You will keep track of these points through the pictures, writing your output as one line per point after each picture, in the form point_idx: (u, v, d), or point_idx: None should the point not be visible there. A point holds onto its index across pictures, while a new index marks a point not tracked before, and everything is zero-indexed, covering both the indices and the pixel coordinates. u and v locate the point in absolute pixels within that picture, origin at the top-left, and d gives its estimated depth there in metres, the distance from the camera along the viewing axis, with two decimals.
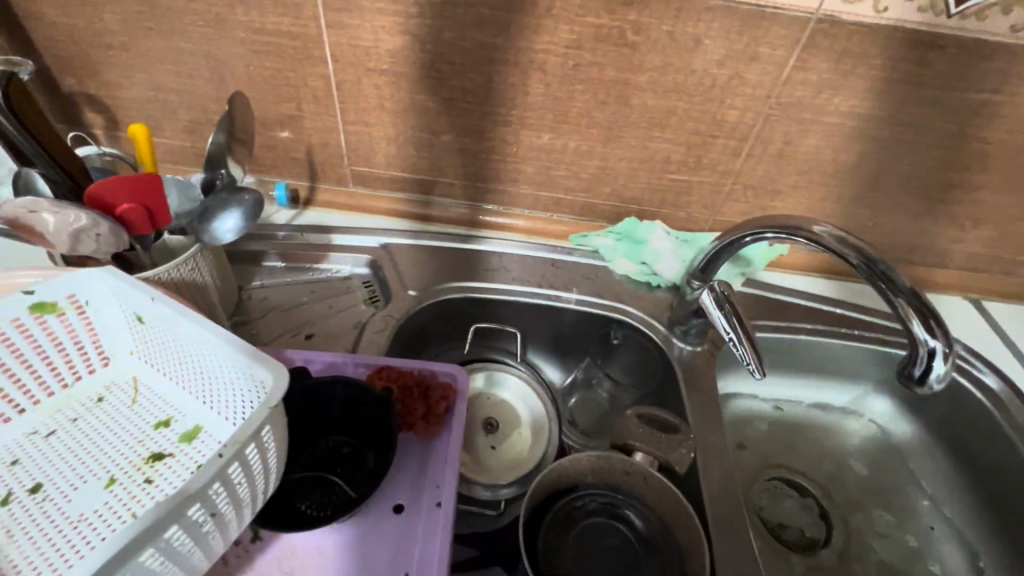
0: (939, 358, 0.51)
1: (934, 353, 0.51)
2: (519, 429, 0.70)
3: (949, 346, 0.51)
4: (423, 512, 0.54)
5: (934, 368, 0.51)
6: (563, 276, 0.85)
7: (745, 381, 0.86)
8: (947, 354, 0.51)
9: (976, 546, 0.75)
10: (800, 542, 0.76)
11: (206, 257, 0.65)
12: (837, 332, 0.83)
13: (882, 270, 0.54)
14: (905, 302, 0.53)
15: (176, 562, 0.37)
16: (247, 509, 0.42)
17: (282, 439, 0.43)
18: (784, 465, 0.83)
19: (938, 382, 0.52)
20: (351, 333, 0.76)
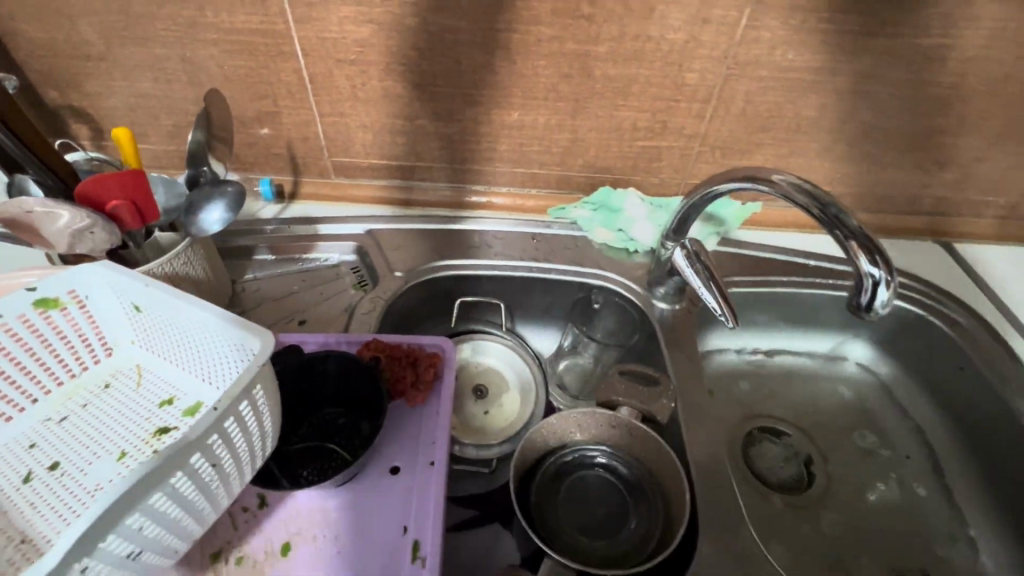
0: (882, 287, 0.54)
1: (877, 282, 0.54)
2: (507, 393, 0.72)
3: (891, 275, 0.53)
4: (419, 470, 0.58)
5: (878, 295, 0.54)
6: (544, 249, 0.88)
7: (726, 337, 0.89)
8: (889, 282, 0.54)
9: (954, 474, 0.79)
10: (785, 483, 0.80)
11: (198, 252, 0.68)
12: (812, 282, 0.85)
13: (832, 210, 0.56)
14: (851, 239, 0.55)
15: (182, 507, 0.41)
16: (244, 463, 0.45)
17: (274, 400, 0.46)
18: (768, 413, 0.86)
19: (883, 308, 0.55)
20: (342, 317, 0.79)
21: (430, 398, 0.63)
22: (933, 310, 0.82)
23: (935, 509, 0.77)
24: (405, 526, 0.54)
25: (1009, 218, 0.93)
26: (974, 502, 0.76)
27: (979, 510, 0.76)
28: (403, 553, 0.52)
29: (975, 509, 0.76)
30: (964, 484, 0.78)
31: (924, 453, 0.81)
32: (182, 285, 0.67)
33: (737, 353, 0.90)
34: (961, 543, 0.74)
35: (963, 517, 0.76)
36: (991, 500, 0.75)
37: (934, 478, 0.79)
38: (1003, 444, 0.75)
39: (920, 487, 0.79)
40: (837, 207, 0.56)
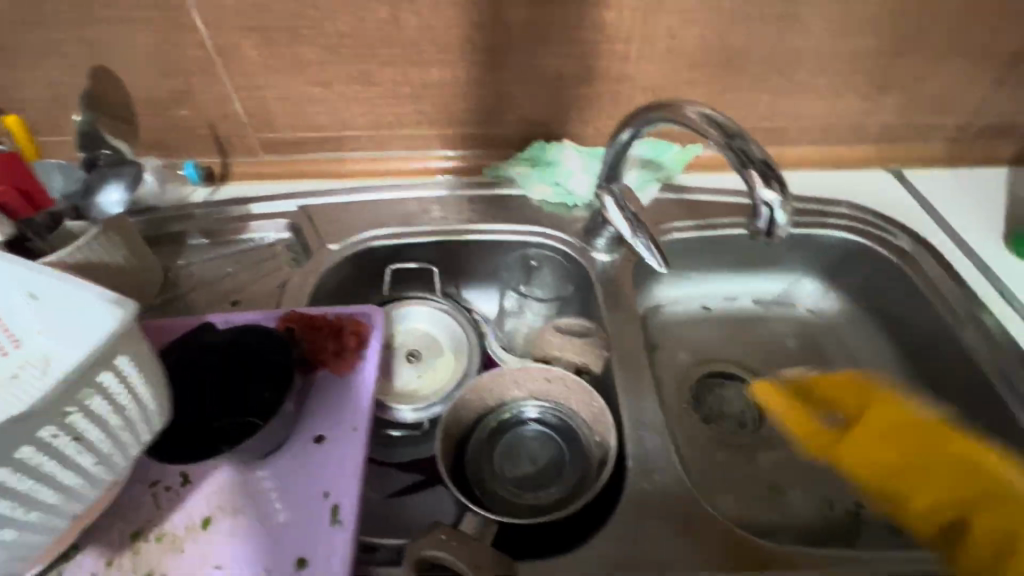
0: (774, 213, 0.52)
1: (774, 206, 0.52)
2: (441, 356, 0.71)
3: (787, 199, 0.52)
4: (341, 437, 0.57)
5: (774, 219, 0.52)
6: (481, 210, 0.86)
7: (671, 285, 0.88)
8: (784, 205, 0.52)
9: None
10: (737, 426, 0.79)
11: (112, 240, 0.67)
12: None
13: (733, 137, 0.54)
14: (751, 169, 0.53)
15: (44, 481, 0.41)
16: (124, 435, 0.46)
17: (152, 375, 0.46)
18: (721, 359, 0.85)
19: (780, 231, 0.53)
20: (275, 294, 0.78)
21: (357, 365, 0.63)
22: (877, 237, 0.81)
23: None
24: (326, 492, 0.54)
25: (961, 139, 0.89)
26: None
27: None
28: (321, 517, 0.52)
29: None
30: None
31: None
32: (99, 272, 0.66)
33: (685, 302, 0.89)
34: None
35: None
36: (938, 427, 0.74)
37: None
38: (945, 368, 0.74)
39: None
40: (742, 137, 0.53)
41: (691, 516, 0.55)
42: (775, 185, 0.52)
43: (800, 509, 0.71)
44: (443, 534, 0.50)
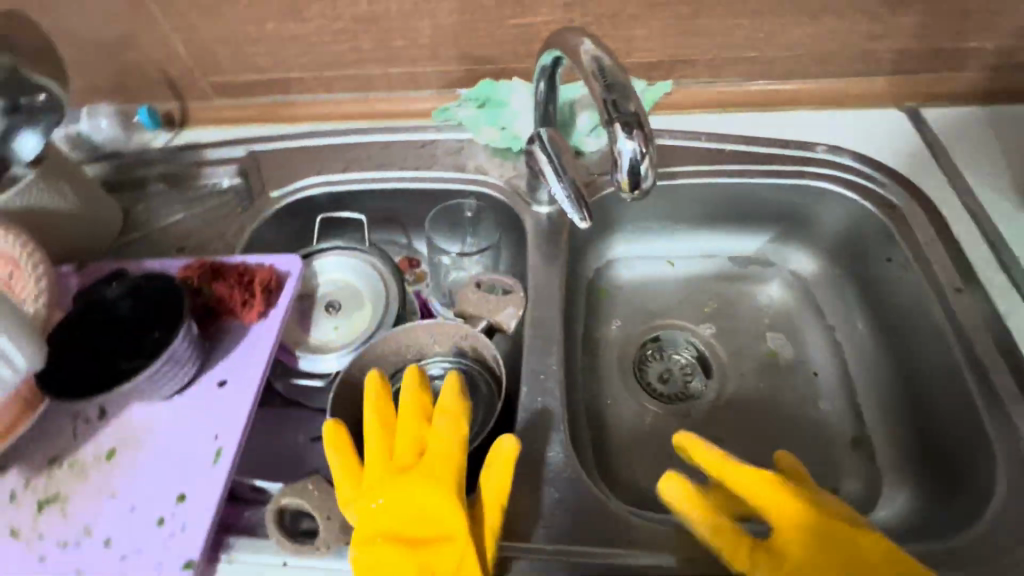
0: (634, 162, 0.47)
1: (633, 157, 0.47)
2: (360, 307, 0.70)
3: (649, 149, 0.46)
4: (241, 384, 0.60)
5: (626, 170, 0.47)
6: (426, 157, 0.82)
7: (631, 241, 0.81)
8: (646, 155, 0.47)
9: (866, 383, 0.70)
10: (677, 392, 0.74)
11: (61, 187, 0.70)
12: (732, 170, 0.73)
13: (609, 77, 0.49)
14: (615, 119, 0.47)
15: None
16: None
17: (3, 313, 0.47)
18: (676, 322, 0.79)
19: (639, 185, 0.48)
20: (220, 238, 0.78)
21: (264, 314, 0.64)
22: (866, 191, 0.70)
23: (836, 417, 0.69)
24: (216, 434, 0.56)
25: (1001, 69, 0.73)
26: (881, 408, 0.68)
27: (884, 416, 0.67)
28: (206, 456, 0.55)
29: (880, 415, 0.68)
30: (873, 390, 0.69)
31: (840, 362, 0.72)
32: (49, 219, 0.70)
33: (646, 261, 0.81)
34: (857, 449, 0.67)
35: (866, 425, 0.68)
36: (900, 404, 0.66)
37: (846, 389, 0.70)
38: (913, 342, 0.65)
39: (825, 394, 0.71)
40: (619, 87, 0.48)
41: (566, 479, 0.53)
42: (638, 133, 0.47)
43: None
44: (309, 485, 0.50)
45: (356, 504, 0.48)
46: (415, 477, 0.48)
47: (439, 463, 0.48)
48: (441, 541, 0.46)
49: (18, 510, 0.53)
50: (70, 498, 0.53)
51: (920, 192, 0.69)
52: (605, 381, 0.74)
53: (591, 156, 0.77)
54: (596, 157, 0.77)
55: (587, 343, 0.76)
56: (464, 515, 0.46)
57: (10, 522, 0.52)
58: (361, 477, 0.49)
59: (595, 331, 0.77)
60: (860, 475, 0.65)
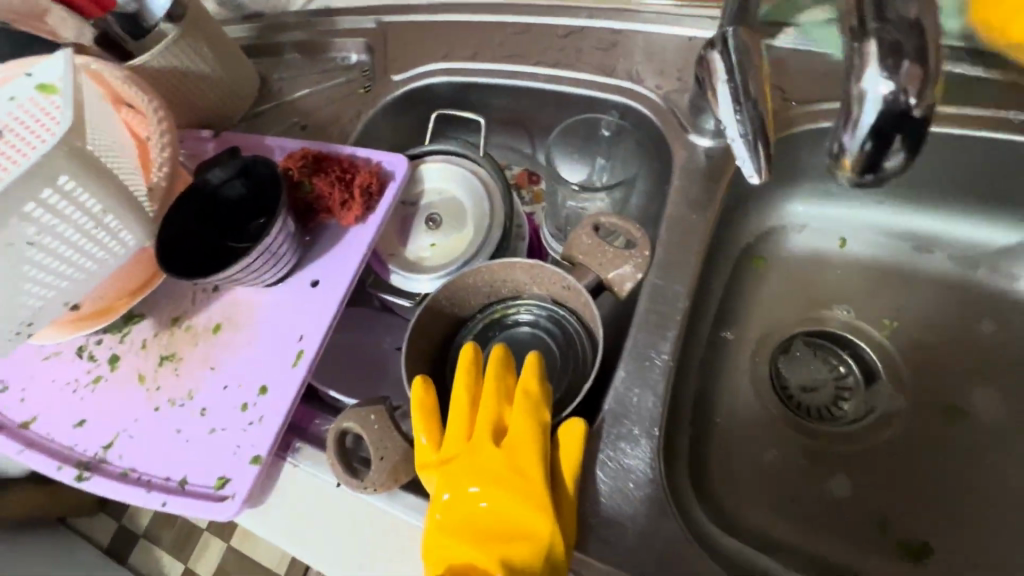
0: (881, 125, 0.31)
1: (896, 104, 0.30)
2: (458, 227, 0.63)
3: (921, 100, 0.30)
4: (332, 290, 0.58)
5: (859, 134, 0.31)
6: (568, 49, 0.66)
7: (816, 199, 0.62)
8: (914, 110, 0.30)
9: None
10: (821, 407, 0.59)
11: (202, 52, 0.68)
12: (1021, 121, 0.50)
13: None
14: (871, 33, 0.31)
15: (37, 267, 0.48)
16: (103, 240, 0.52)
17: (100, 184, 0.49)
18: (846, 317, 0.61)
19: (885, 159, 0.32)
20: (338, 121, 0.74)
21: (362, 218, 0.60)
22: None
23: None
24: (301, 335, 0.56)
25: None
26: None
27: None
28: (290, 354, 0.55)
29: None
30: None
31: None
32: (187, 81, 0.69)
33: (827, 230, 0.62)
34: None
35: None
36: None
37: None
38: None
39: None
40: None
41: (649, 491, 0.44)
42: (913, 69, 0.30)
43: (870, 543, 0.51)
44: (372, 415, 0.46)
45: (438, 472, 0.43)
46: (494, 456, 0.42)
47: (523, 443, 0.43)
48: (522, 533, 0.40)
49: (145, 358, 0.60)
50: (182, 360, 0.58)
51: None
52: (730, 372, 0.60)
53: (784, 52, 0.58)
54: (833, 76, 0.56)
55: (720, 319, 0.61)
56: (548, 508, 0.40)
57: (138, 367, 0.59)
58: (442, 451, 0.44)
59: (735, 306, 0.62)
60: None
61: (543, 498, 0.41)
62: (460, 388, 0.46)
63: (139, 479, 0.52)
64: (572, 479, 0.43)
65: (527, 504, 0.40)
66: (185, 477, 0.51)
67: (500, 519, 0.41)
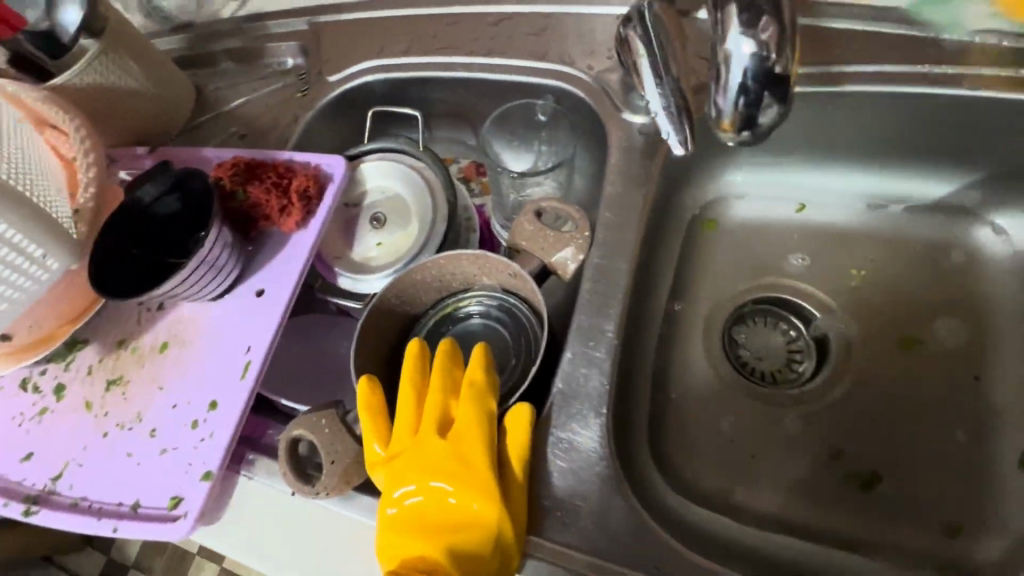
0: (746, 82, 0.36)
1: (755, 64, 0.36)
2: (402, 224, 0.63)
3: (775, 55, 0.35)
4: (277, 299, 0.57)
5: (728, 97, 0.38)
6: (501, 36, 0.66)
7: (756, 167, 0.62)
8: (772, 63, 0.36)
9: None
10: (775, 372, 0.59)
11: (126, 64, 0.67)
12: (943, 75, 0.51)
13: None
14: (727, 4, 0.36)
15: None
16: (25, 267, 0.51)
17: (14, 214, 0.48)
18: (793, 281, 0.61)
19: (759, 112, 0.38)
20: (277, 127, 0.73)
21: (303, 223, 0.59)
22: None
23: (1006, 435, 0.52)
24: (248, 347, 0.55)
25: None
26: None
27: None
28: (238, 367, 0.54)
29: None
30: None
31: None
32: (114, 97, 0.67)
33: (768, 196, 0.63)
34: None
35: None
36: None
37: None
38: None
39: (996, 406, 0.53)
40: None
41: (602, 468, 0.44)
42: (770, 30, 0.35)
43: (829, 499, 0.53)
44: (322, 420, 0.46)
45: (388, 471, 0.43)
46: (440, 449, 0.42)
47: (468, 433, 0.43)
48: (473, 523, 0.41)
49: (92, 384, 0.58)
50: (129, 383, 0.57)
51: None
52: (685, 345, 0.61)
53: (708, 26, 0.58)
54: None
55: (670, 293, 0.61)
56: (496, 496, 0.40)
57: (84, 395, 0.58)
58: (391, 449, 0.44)
59: (685, 280, 0.62)
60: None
61: (491, 484, 0.41)
62: (406, 384, 0.46)
63: (91, 508, 0.51)
64: (522, 464, 0.43)
65: (475, 493, 0.41)
66: (137, 501, 0.50)
67: (452, 511, 0.41)
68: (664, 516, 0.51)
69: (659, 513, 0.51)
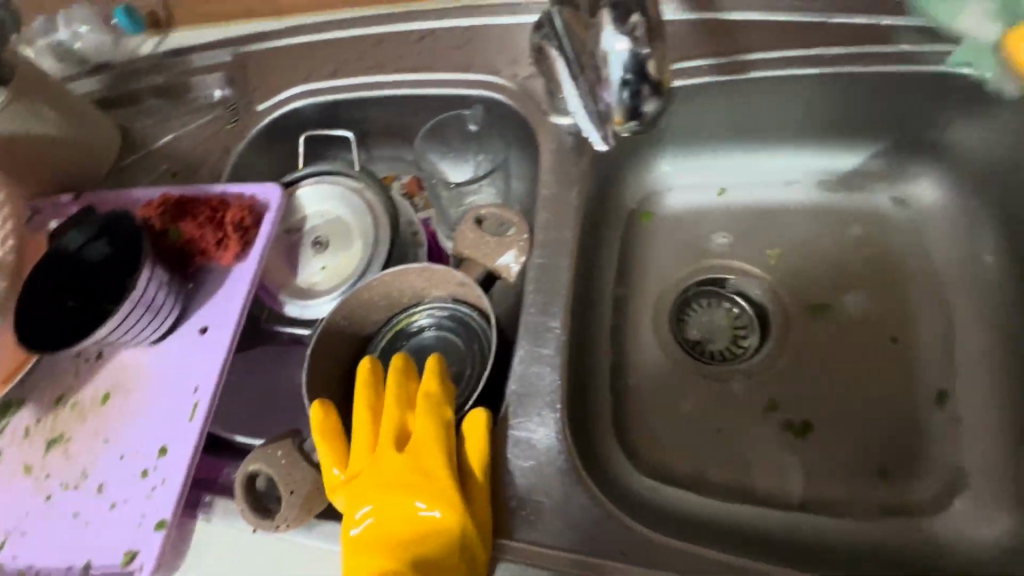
0: (625, 73, 0.42)
1: (630, 54, 0.41)
2: (346, 245, 0.62)
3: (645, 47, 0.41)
4: (222, 334, 0.56)
5: (612, 90, 0.43)
6: (428, 51, 0.67)
7: (684, 157, 0.65)
8: (645, 55, 0.42)
9: (974, 348, 0.55)
10: (722, 349, 0.62)
11: (40, 108, 0.64)
12: (845, 54, 0.55)
13: None
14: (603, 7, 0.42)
15: None
16: None
17: None
18: (731, 261, 0.64)
19: (645, 98, 0.43)
20: (210, 160, 0.71)
21: (242, 255, 0.58)
22: None
23: (931, 383, 0.55)
24: (195, 387, 0.53)
25: None
26: (992, 376, 0.54)
27: (995, 389, 0.53)
28: (186, 408, 0.53)
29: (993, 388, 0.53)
30: (989, 359, 0.54)
31: (943, 319, 0.57)
32: (31, 145, 0.65)
33: (698, 183, 0.66)
34: (948, 406, 0.54)
35: (965, 382, 0.54)
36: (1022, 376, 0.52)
37: (948, 350, 0.56)
38: None
39: (919, 357, 0.56)
40: None
41: (563, 462, 0.45)
42: (636, 25, 0.41)
43: (785, 464, 0.55)
44: (278, 450, 0.45)
45: (348, 493, 0.43)
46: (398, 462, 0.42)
47: (425, 444, 0.43)
48: (437, 532, 0.41)
49: (31, 446, 0.55)
50: (71, 439, 0.55)
51: None
52: (635, 333, 0.62)
53: None
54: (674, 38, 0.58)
55: (616, 285, 0.63)
56: (458, 501, 0.41)
57: (23, 458, 0.55)
58: (350, 469, 0.44)
59: (630, 271, 0.64)
60: (955, 460, 0.52)
61: (451, 492, 0.41)
62: (360, 403, 0.46)
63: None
64: (481, 467, 0.44)
65: (436, 501, 0.41)
66: (89, 561, 0.48)
67: (415, 523, 0.41)
68: (628, 501, 0.53)
69: (625, 499, 0.52)
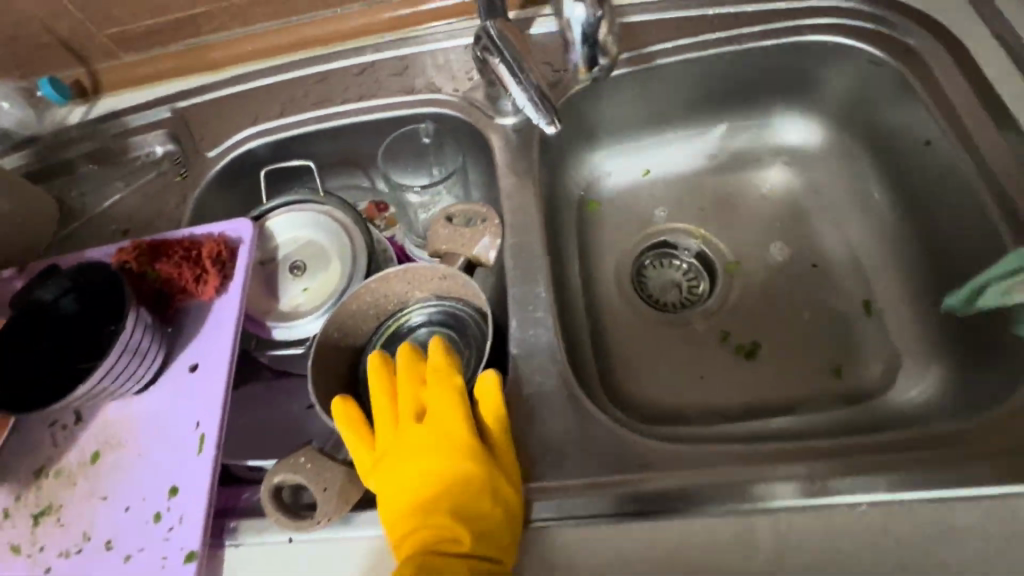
0: (584, 35, 0.55)
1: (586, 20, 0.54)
2: (324, 263, 0.65)
3: (597, 13, 0.54)
4: (215, 366, 0.55)
5: (576, 49, 0.57)
6: (370, 81, 0.72)
7: (614, 144, 0.74)
8: (597, 19, 0.54)
9: (875, 258, 0.66)
10: (679, 299, 0.70)
11: None
12: (729, 39, 0.66)
13: None
14: None
15: None
16: None
17: None
18: (671, 224, 0.73)
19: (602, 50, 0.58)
20: (164, 212, 0.71)
21: (223, 288, 0.59)
22: (879, 40, 0.63)
23: (850, 293, 0.66)
24: (197, 422, 0.53)
25: None
26: (894, 277, 0.65)
27: (898, 287, 0.64)
28: (191, 445, 0.52)
29: (897, 285, 0.64)
30: (888, 266, 0.66)
31: (846, 240, 0.69)
32: None
33: (630, 163, 0.75)
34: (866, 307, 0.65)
35: (875, 287, 0.65)
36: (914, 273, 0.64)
37: (856, 264, 0.67)
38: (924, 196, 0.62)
39: (836, 274, 0.67)
40: None
41: (571, 409, 0.49)
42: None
43: (752, 383, 0.63)
44: (301, 458, 0.45)
45: (382, 472, 0.45)
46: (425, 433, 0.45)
47: (447, 412, 0.46)
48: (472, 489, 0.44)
49: (14, 527, 0.51)
50: (62, 507, 0.51)
51: (927, 35, 0.62)
52: (604, 300, 0.69)
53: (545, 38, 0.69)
54: None
55: (578, 261, 0.70)
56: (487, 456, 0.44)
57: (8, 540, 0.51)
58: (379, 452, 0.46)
59: (588, 248, 0.72)
60: (881, 350, 0.63)
61: (478, 449, 0.45)
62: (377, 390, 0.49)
63: None
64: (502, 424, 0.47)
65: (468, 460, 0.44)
66: None
67: (450, 485, 0.44)
68: None
69: None
